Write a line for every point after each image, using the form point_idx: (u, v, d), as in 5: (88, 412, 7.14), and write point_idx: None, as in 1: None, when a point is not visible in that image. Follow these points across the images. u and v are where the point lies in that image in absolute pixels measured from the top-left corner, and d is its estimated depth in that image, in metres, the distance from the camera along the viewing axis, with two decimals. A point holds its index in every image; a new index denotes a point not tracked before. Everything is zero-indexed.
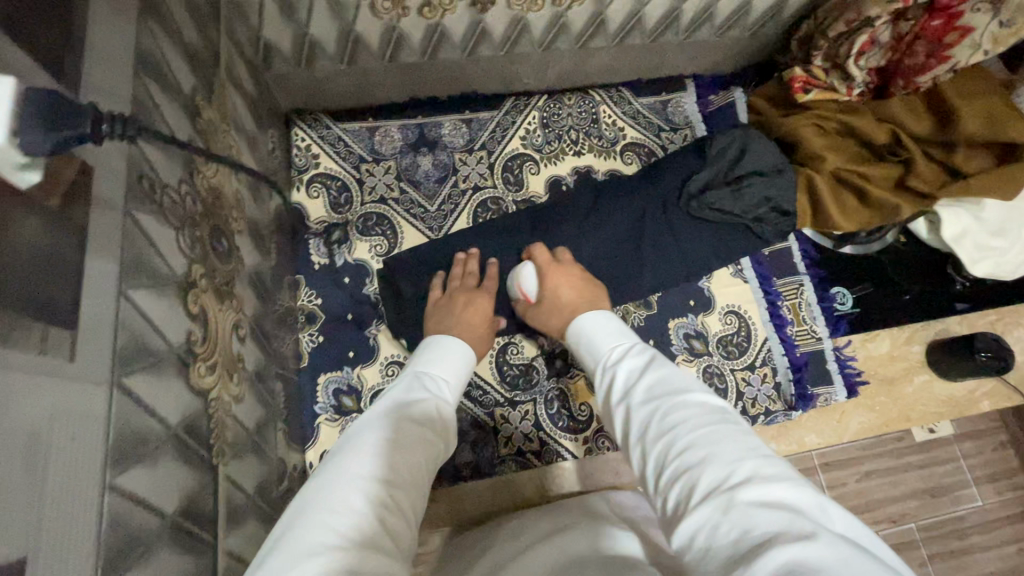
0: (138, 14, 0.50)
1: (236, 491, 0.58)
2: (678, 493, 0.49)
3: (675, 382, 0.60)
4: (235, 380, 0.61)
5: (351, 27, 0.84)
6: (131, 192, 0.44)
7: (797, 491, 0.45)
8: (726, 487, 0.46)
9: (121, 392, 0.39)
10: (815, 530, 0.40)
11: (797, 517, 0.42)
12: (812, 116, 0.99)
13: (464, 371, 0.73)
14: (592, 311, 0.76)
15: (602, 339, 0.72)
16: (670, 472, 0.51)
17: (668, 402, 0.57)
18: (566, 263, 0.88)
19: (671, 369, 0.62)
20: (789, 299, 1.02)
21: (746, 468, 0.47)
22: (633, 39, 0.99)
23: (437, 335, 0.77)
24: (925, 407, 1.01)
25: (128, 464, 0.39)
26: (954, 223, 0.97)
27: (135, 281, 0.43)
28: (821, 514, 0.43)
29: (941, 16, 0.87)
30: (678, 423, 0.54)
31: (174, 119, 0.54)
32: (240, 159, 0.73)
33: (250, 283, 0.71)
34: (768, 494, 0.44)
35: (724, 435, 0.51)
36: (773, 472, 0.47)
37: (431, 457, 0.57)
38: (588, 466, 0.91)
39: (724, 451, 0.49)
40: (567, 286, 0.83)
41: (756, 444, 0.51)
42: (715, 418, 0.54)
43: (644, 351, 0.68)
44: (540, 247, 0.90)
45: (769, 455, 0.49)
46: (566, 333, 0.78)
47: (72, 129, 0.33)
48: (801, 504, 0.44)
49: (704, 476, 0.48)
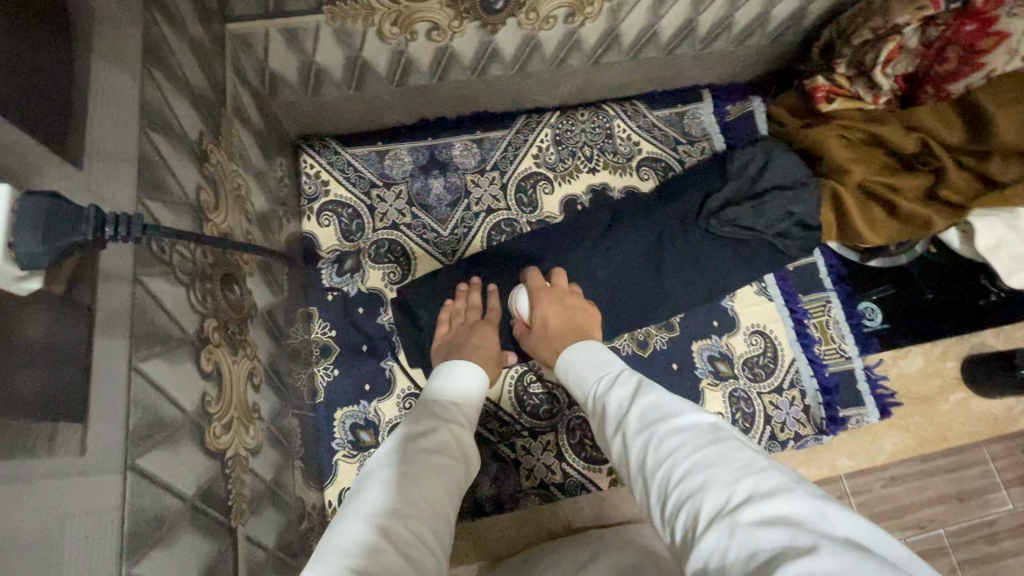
0: (142, 66, 0.49)
1: (256, 549, 0.56)
2: (683, 523, 0.46)
3: (665, 405, 0.57)
4: (253, 433, 0.59)
5: (359, 54, 0.81)
6: (139, 259, 0.42)
7: (799, 502, 0.43)
8: (727, 511, 0.43)
9: (136, 475, 0.37)
10: (820, 545, 0.38)
11: (803, 533, 0.39)
12: (836, 127, 0.95)
13: (476, 401, 0.70)
14: (585, 343, 0.74)
15: (589, 367, 0.70)
16: (673, 502, 0.48)
17: (660, 428, 0.55)
18: (561, 289, 0.85)
19: (658, 391, 0.60)
20: (816, 317, 0.99)
21: (745, 487, 0.45)
22: (648, 53, 0.96)
23: (449, 361, 0.74)
24: (961, 427, 0.99)
25: (145, 552, 0.38)
26: (988, 234, 0.92)
27: (147, 352, 0.41)
28: (826, 523, 0.41)
29: (974, 21, 0.85)
30: (672, 448, 0.52)
31: (181, 171, 0.52)
32: (248, 198, 0.71)
33: (263, 325, 0.69)
34: (769, 511, 0.42)
35: (717, 453, 0.49)
36: (771, 485, 0.45)
37: (447, 495, 0.55)
38: (614, 497, 0.89)
39: (721, 472, 0.47)
40: (557, 314, 0.81)
41: (752, 457, 0.48)
42: (709, 437, 0.52)
43: (630, 375, 0.65)
44: (534, 272, 0.87)
45: (766, 468, 0.47)
46: (556, 367, 0.75)
47: (70, 234, 0.32)
48: (804, 516, 0.42)
49: (704, 502, 0.45)
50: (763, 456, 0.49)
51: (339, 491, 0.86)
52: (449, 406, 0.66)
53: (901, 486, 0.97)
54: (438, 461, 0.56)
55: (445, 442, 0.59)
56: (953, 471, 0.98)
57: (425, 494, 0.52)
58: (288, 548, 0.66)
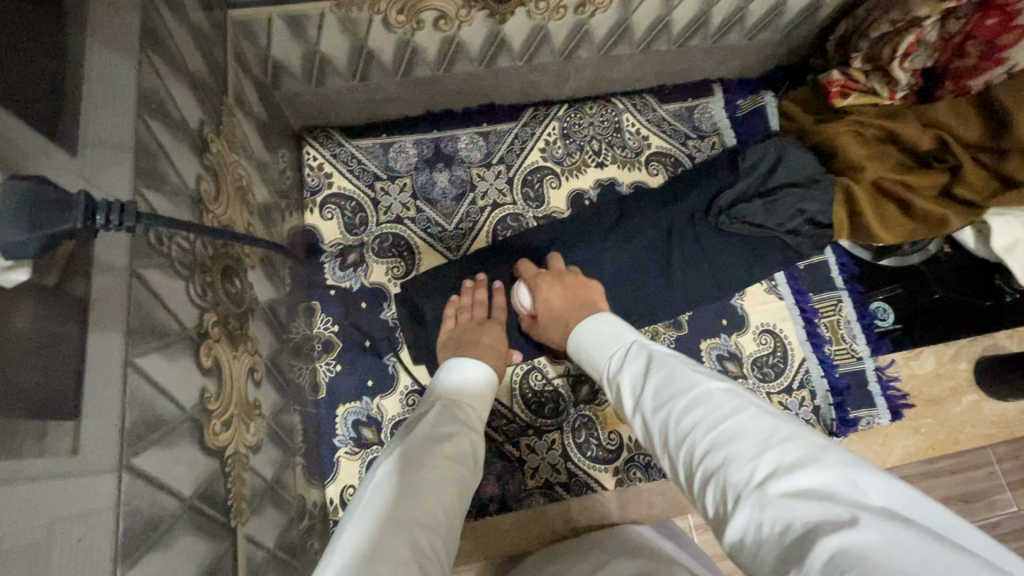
0: (139, 49, 0.47)
1: (256, 549, 0.55)
2: (712, 500, 0.47)
3: (678, 376, 0.56)
4: (253, 430, 0.58)
5: (363, 43, 0.79)
6: (135, 251, 0.41)
7: (825, 469, 0.42)
8: (754, 485, 0.43)
9: (131, 476, 0.36)
10: (853, 515, 0.37)
11: (834, 504, 0.39)
12: (851, 122, 0.93)
13: (488, 393, 0.69)
14: (594, 316, 0.72)
15: (597, 345, 0.68)
16: (699, 479, 0.48)
17: (678, 403, 0.53)
18: (557, 271, 0.83)
19: (670, 363, 0.58)
20: (826, 317, 0.98)
21: (769, 460, 0.44)
22: (659, 45, 0.94)
23: (455, 359, 0.73)
24: (973, 429, 0.97)
25: (141, 554, 0.36)
26: (1005, 233, 0.90)
27: (143, 347, 0.40)
28: (855, 491, 0.41)
29: (996, 14, 0.82)
30: (692, 423, 0.51)
31: (180, 159, 0.50)
32: (250, 189, 0.69)
33: (265, 320, 0.68)
34: (797, 484, 0.42)
35: (739, 425, 0.48)
36: (797, 455, 0.44)
37: (461, 490, 0.54)
38: (619, 498, 0.87)
39: (743, 445, 0.46)
40: (558, 294, 0.79)
41: (774, 425, 0.47)
42: (728, 407, 0.51)
43: (641, 348, 0.64)
44: (529, 263, 0.85)
45: (789, 435, 0.46)
46: (568, 345, 0.74)
47: (55, 223, 0.31)
48: (833, 484, 0.41)
49: (730, 478, 0.45)
50: (786, 421, 0.48)
51: (341, 489, 0.85)
52: (457, 400, 0.65)
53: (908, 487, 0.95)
54: (454, 456, 0.55)
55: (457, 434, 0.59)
56: (961, 473, 0.96)
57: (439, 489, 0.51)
58: (288, 546, 0.65)
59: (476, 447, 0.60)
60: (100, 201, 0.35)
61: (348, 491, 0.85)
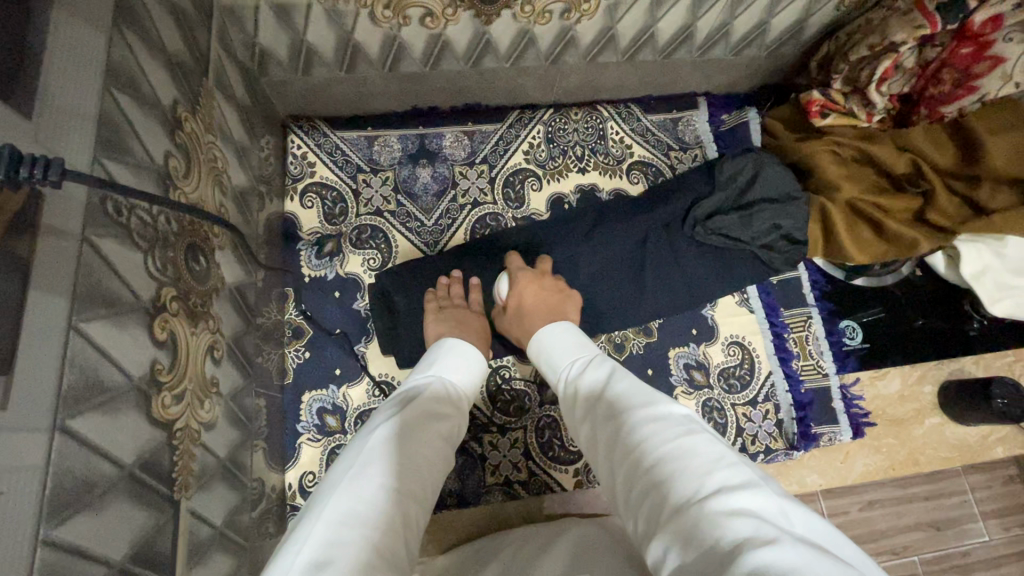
0: (112, 24, 0.48)
1: (201, 526, 0.55)
2: (649, 510, 0.46)
3: (642, 394, 0.56)
4: (208, 408, 0.58)
5: (351, 35, 0.81)
6: (89, 218, 0.42)
7: (762, 496, 0.43)
8: (693, 499, 0.43)
9: (64, 438, 0.37)
10: (779, 536, 0.38)
11: (765, 524, 0.39)
12: (828, 141, 0.94)
13: (478, 377, 0.70)
14: (556, 323, 0.73)
15: (565, 355, 0.69)
16: (641, 489, 0.48)
17: (636, 416, 0.54)
18: (541, 270, 0.84)
19: (635, 381, 0.59)
20: (795, 332, 0.99)
21: (713, 478, 0.44)
22: (644, 56, 0.95)
23: (449, 338, 0.73)
24: (934, 452, 0.98)
25: (69, 515, 0.37)
26: (974, 260, 0.92)
27: (89, 312, 0.41)
28: (786, 520, 0.41)
29: (970, 44, 0.84)
30: (645, 435, 0.51)
31: (149, 135, 0.51)
32: (226, 172, 0.70)
33: (231, 301, 0.69)
34: (733, 501, 0.42)
35: (690, 443, 0.48)
36: (739, 480, 0.44)
37: (434, 478, 0.55)
38: (579, 498, 0.88)
39: (691, 462, 0.46)
40: (532, 293, 0.80)
41: (724, 450, 0.48)
42: (683, 427, 0.51)
43: (608, 363, 0.64)
44: (517, 256, 0.87)
45: (736, 462, 0.47)
46: (529, 350, 0.74)
47: None
48: (767, 509, 0.42)
49: (671, 490, 0.45)
50: (733, 450, 0.49)
51: (300, 475, 0.85)
52: (447, 382, 0.64)
53: (880, 510, 0.99)
54: (432, 442, 0.56)
55: (440, 415, 0.59)
56: (932, 499, 1.00)
57: (416, 475, 0.51)
58: (239, 528, 0.65)
59: (454, 438, 0.60)
60: (27, 155, 0.35)
61: (308, 477, 0.85)
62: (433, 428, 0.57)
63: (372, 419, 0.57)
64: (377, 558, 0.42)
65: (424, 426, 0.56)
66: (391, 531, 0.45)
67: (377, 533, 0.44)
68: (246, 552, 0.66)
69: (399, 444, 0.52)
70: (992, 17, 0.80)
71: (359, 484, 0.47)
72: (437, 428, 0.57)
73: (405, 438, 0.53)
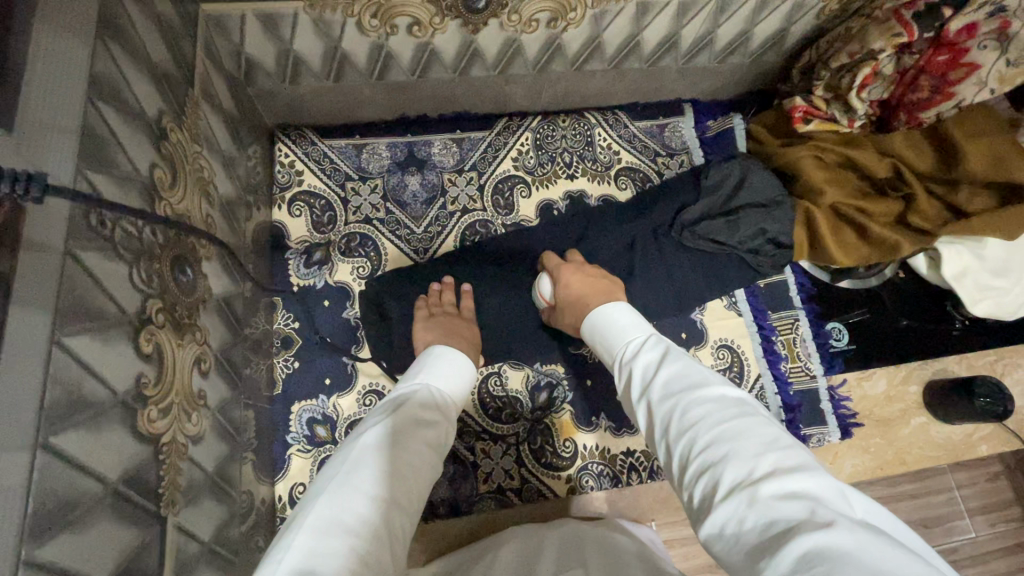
0: (95, 36, 0.48)
1: (188, 541, 0.54)
2: (701, 490, 0.47)
3: (692, 375, 0.56)
4: (196, 421, 0.57)
5: (338, 44, 0.81)
6: (71, 231, 0.41)
7: (819, 481, 0.43)
8: (749, 481, 0.44)
9: (47, 456, 0.36)
10: (836, 520, 0.39)
11: (821, 509, 0.40)
12: (812, 147, 0.96)
13: (466, 383, 0.70)
14: (610, 304, 0.72)
15: (615, 333, 0.68)
16: (693, 469, 0.49)
17: (688, 395, 0.54)
18: (578, 262, 0.85)
19: (685, 360, 0.59)
20: (783, 334, 1.00)
21: (769, 461, 0.45)
22: (630, 64, 0.97)
23: (437, 347, 0.72)
24: (920, 451, 0.99)
25: (52, 534, 0.36)
26: (955, 261, 0.94)
27: (73, 328, 0.40)
28: (844, 504, 0.42)
29: (946, 52, 0.85)
30: (698, 417, 0.51)
31: (133, 147, 0.51)
32: (213, 182, 0.70)
33: (218, 312, 0.68)
34: (790, 485, 0.43)
35: (742, 426, 0.49)
36: (795, 462, 0.45)
37: (425, 486, 0.55)
38: (571, 504, 0.88)
39: (745, 445, 0.47)
40: (577, 280, 0.80)
41: (777, 433, 0.49)
42: (735, 410, 0.52)
43: (657, 341, 0.64)
44: (551, 255, 0.88)
45: (790, 444, 0.47)
46: (584, 331, 0.74)
47: None
48: (825, 492, 0.42)
49: (726, 472, 0.46)
50: (787, 434, 0.49)
51: (290, 486, 0.84)
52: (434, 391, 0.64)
53: None
54: (424, 449, 0.56)
55: (434, 423, 0.59)
56: (920, 498, 1.02)
57: (405, 485, 0.51)
58: (228, 543, 0.64)
59: (444, 444, 0.60)
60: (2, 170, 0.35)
61: (297, 488, 0.84)
62: (421, 436, 0.56)
63: (360, 424, 0.57)
64: (365, 564, 0.42)
65: (412, 435, 0.56)
66: (380, 542, 0.45)
67: (367, 542, 0.44)
68: (235, 568, 0.65)
69: (388, 451, 0.52)
70: (966, 26, 0.82)
71: (348, 495, 0.47)
72: (427, 436, 0.57)
73: (397, 448, 0.53)
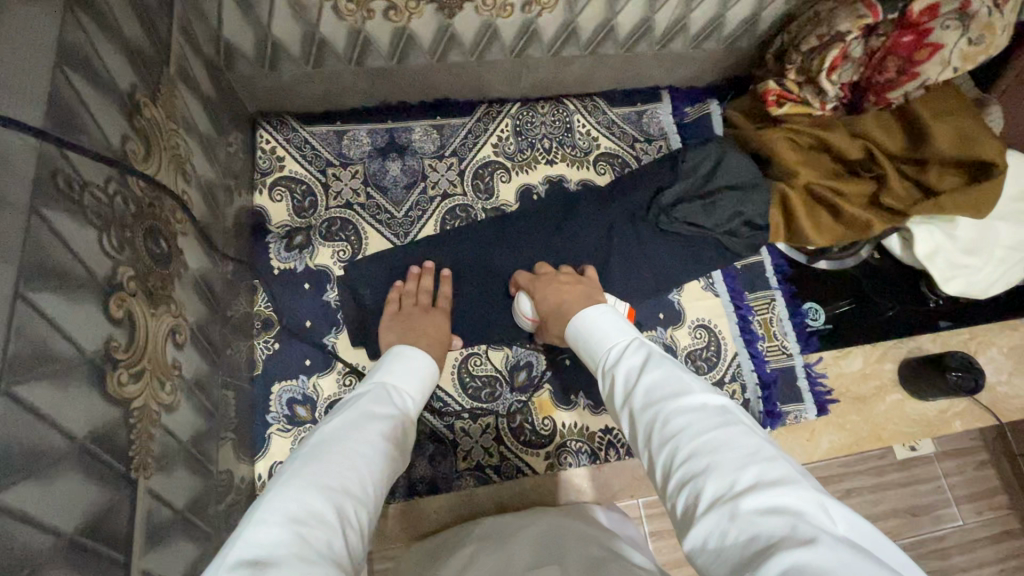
0: (66, 8, 0.49)
1: (160, 506, 0.54)
2: (684, 502, 0.48)
3: (674, 382, 0.57)
4: (169, 390, 0.58)
5: (316, 29, 0.82)
6: (38, 189, 0.42)
7: (801, 493, 0.44)
8: (733, 496, 0.45)
9: (9, 403, 0.37)
10: (816, 536, 0.39)
11: (801, 524, 0.41)
12: (784, 130, 0.97)
13: (427, 385, 0.71)
14: (593, 308, 0.74)
15: (599, 339, 0.70)
16: (676, 481, 0.49)
17: (669, 404, 0.55)
18: (549, 274, 0.87)
19: (668, 365, 0.59)
20: (760, 315, 1.01)
21: (750, 474, 0.46)
22: (606, 49, 0.98)
23: (402, 347, 0.74)
24: (896, 427, 1.00)
25: (12, 480, 0.37)
26: (926, 240, 0.96)
27: (39, 284, 0.41)
28: (825, 518, 0.42)
29: (910, 33, 0.87)
30: (681, 426, 0.52)
31: (105, 118, 0.52)
32: (190, 161, 0.71)
33: (194, 287, 0.68)
34: (771, 499, 0.43)
35: (724, 436, 0.50)
36: (777, 475, 0.46)
37: (390, 477, 0.55)
38: (550, 482, 0.89)
39: (728, 457, 0.48)
40: (552, 289, 0.83)
41: (759, 443, 0.49)
42: (717, 418, 0.52)
43: (641, 347, 0.65)
44: (522, 274, 0.90)
45: (772, 454, 0.48)
46: (568, 329, 0.76)
47: None
48: (806, 505, 0.43)
49: (708, 485, 0.46)
50: (769, 443, 0.50)
51: (269, 465, 0.84)
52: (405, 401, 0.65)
53: (856, 498, 0.99)
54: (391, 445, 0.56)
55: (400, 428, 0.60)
56: (907, 485, 1.01)
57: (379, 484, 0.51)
58: (203, 515, 0.64)
59: (407, 441, 0.61)
60: None
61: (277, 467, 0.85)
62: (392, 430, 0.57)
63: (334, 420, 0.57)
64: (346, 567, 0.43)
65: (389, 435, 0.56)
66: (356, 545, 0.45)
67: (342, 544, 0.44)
68: (210, 541, 0.65)
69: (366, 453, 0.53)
70: (929, 6, 0.84)
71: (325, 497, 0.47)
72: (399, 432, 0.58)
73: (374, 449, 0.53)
